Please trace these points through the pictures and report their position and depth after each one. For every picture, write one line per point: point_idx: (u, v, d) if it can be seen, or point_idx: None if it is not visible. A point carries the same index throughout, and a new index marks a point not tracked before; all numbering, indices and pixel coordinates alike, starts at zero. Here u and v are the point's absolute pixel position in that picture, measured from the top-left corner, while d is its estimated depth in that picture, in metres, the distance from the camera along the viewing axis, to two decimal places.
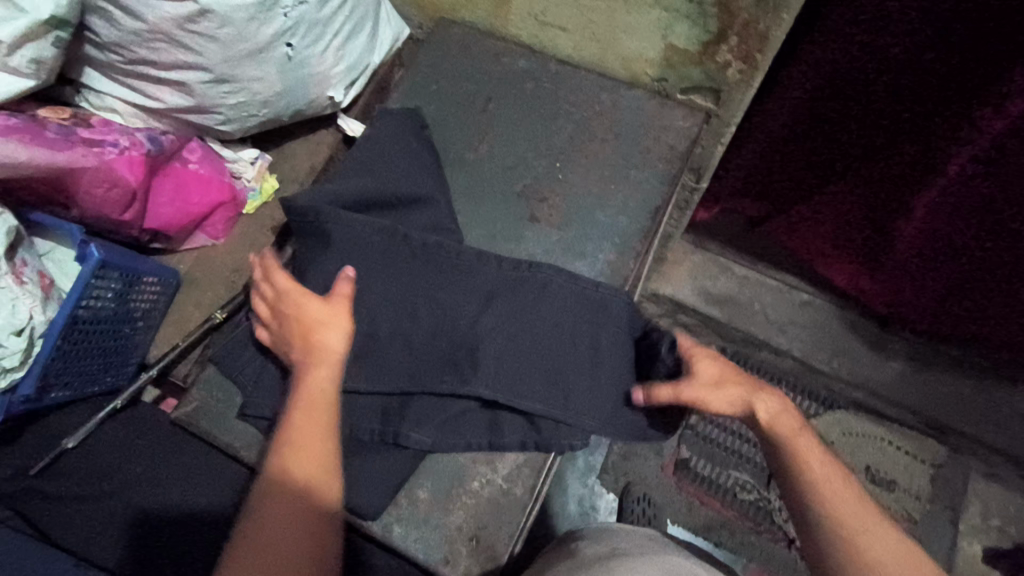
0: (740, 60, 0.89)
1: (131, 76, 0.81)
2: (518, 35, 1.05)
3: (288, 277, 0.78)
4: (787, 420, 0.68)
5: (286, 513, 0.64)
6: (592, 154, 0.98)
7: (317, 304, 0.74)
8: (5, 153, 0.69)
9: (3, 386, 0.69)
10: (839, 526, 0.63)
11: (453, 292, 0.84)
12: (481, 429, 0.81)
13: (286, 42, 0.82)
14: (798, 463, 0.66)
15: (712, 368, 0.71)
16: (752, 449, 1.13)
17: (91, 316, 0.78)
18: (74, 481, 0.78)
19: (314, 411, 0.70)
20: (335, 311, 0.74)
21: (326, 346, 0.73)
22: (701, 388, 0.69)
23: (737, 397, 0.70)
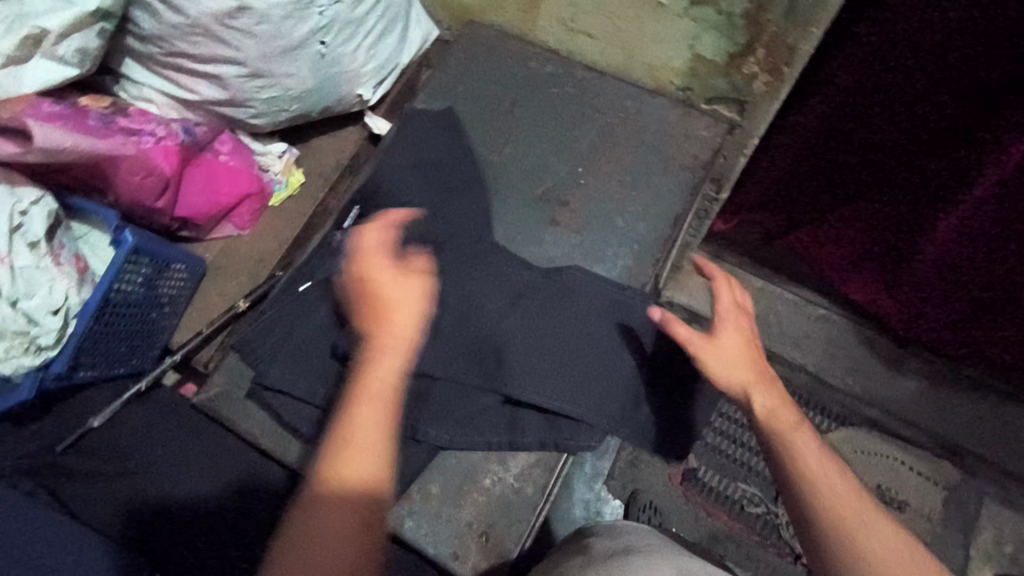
0: (767, 72, 0.90)
1: (169, 68, 0.83)
2: (545, 40, 1.07)
3: (372, 234, 0.65)
4: (786, 415, 0.64)
5: (338, 525, 0.50)
6: (615, 161, 0.98)
7: (391, 276, 0.60)
8: (52, 140, 0.71)
9: (36, 364, 0.71)
10: (840, 532, 0.59)
11: (475, 290, 0.86)
12: (498, 426, 0.82)
13: (320, 40, 0.83)
14: (796, 460, 0.62)
15: (734, 345, 0.68)
16: (761, 462, 1.13)
17: (122, 299, 0.80)
18: (97, 459, 0.79)
19: (371, 398, 0.54)
20: (409, 284, 0.60)
21: (393, 324, 0.58)
22: (715, 347, 0.68)
23: (743, 377, 0.66)
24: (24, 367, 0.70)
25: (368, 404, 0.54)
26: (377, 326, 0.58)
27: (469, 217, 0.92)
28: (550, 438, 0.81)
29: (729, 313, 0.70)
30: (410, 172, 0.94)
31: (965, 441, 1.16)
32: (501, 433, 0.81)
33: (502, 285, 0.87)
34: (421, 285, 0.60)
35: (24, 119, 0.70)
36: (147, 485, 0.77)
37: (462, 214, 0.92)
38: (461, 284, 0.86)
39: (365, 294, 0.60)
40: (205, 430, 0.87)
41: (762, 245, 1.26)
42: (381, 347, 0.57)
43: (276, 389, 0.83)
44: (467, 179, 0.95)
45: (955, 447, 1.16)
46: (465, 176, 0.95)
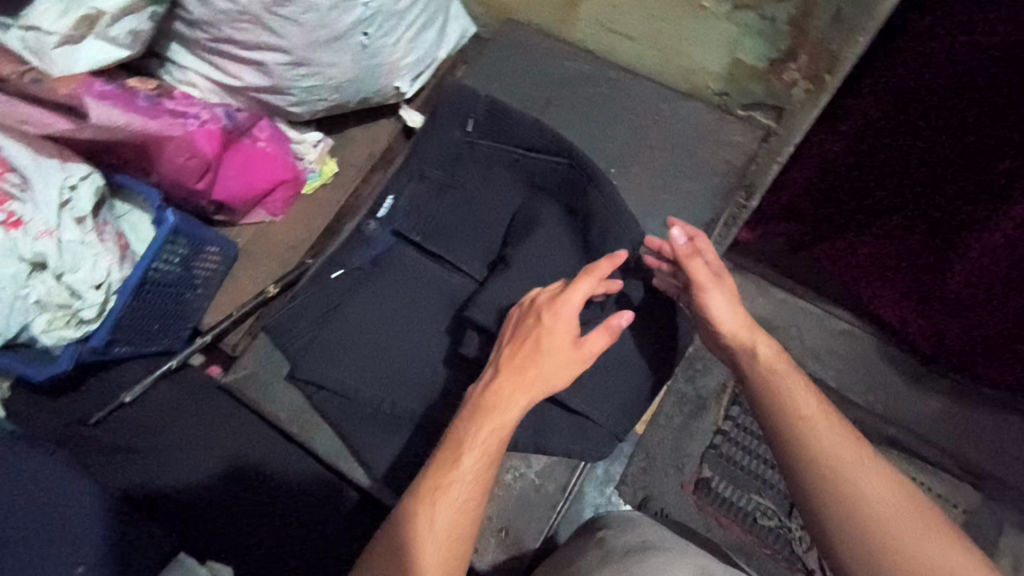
0: (808, 79, 0.89)
1: (214, 53, 0.85)
2: (581, 40, 1.07)
3: (573, 301, 0.62)
4: (784, 361, 0.69)
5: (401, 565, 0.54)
6: (647, 163, 0.98)
7: (563, 334, 0.61)
8: (106, 117, 0.74)
9: (78, 335, 0.75)
10: (828, 464, 0.62)
11: (508, 287, 0.82)
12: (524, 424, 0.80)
13: (363, 31, 0.84)
14: (787, 399, 0.66)
15: (729, 288, 0.73)
16: (774, 474, 1.06)
17: (160, 279, 0.83)
18: (124, 434, 0.81)
19: (490, 447, 0.58)
20: (572, 352, 0.61)
21: (538, 381, 0.60)
22: (721, 295, 0.72)
23: (743, 323, 0.71)
24: (66, 338, 0.74)
25: (485, 453, 0.58)
26: (525, 374, 0.60)
27: (501, 215, 0.92)
28: (575, 440, 0.80)
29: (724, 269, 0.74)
30: (444, 166, 0.93)
31: (987, 464, 1.10)
32: (525, 430, 0.80)
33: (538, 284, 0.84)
34: (584, 355, 0.61)
35: (81, 97, 0.73)
36: (160, 470, 0.77)
37: (495, 212, 0.92)
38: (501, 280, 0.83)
39: (531, 333, 0.62)
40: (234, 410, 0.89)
41: (786, 255, 1.18)
42: (519, 400, 0.59)
43: (306, 370, 0.85)
44: (502, 174, 0.93)
45: (977, 470, 1.11)
46: (498, 168, 0.93)
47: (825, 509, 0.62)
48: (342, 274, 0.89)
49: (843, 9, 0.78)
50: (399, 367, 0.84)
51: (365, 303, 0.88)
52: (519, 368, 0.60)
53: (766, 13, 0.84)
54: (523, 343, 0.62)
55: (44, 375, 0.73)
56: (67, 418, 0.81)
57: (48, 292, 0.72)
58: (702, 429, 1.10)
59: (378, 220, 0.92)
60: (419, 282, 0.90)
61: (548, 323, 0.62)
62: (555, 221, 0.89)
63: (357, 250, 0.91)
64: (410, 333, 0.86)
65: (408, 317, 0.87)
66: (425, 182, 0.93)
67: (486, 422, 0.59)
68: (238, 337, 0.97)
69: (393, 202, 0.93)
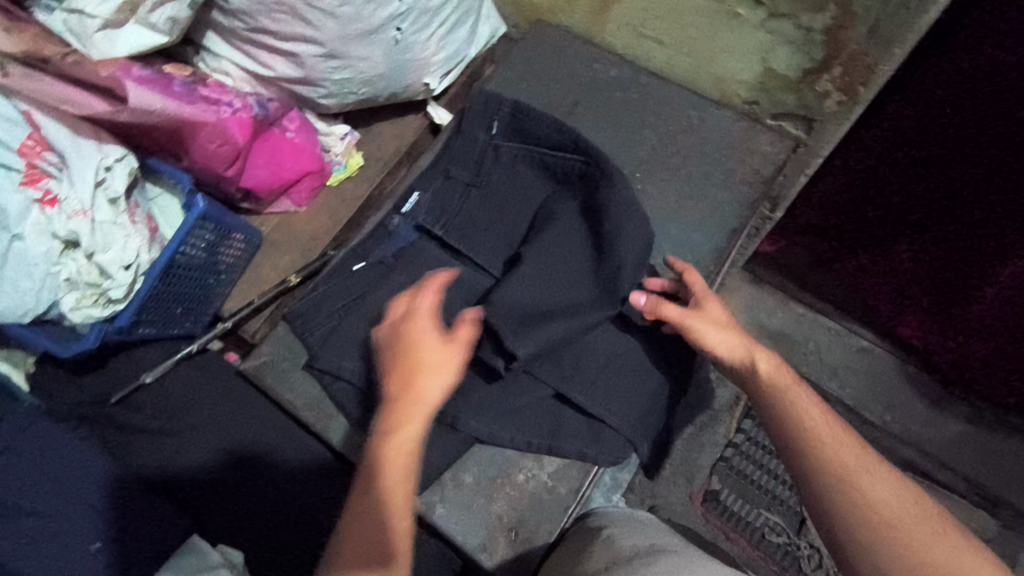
0: (841, 90, 0.88)
1: (249, 43, 0.85)
2: (612, 44, 1.06)
3: (427, 305, 0.60)
4: (785, 373, 0.65)
5: None
6: (673, 169, 0.97)
7: (432, 341, 0.58)
8: (144, 101, 0.76)
9: (105, 315, 0.77)
10: (838, 475, 0.59)
11: (532, 284, 0.81)
12: (542, 424, 0.81)
13: (396, 26, 0.85)
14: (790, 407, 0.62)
15: (722, 313, 0.70)
16: (787, 491, 1.04)
17: (185, 262, 0.84)
18: (146, 415, 0.87)
19: (399, 471, 0.54)
20: (447, 359, 0.57)
21: (427, 397, 0.56)
22: (706, 322, 0.69)
23: (741, 346, 0.67)
24: (93, 317, 0.76)
25: (392, 476, 0.54)
26: (408, 395, 0.56)
27: (523, 211, 0.91)
28: (590, 445, 0.80)
29: (710, 293, 0.73)
30: (468, 163, 0.93)
31: (1005, 489, 1.08)
32: (543, 433, 0.81)
33: (563, 284, 0.82)
34: (457, 357, 0.58)
35: (120, 81, 0.75)
36: (175, 452, 0.86)
37: (518, 211, 0.91)
38: (520, 275, 0.82)
39: (402, 352, 0.58)
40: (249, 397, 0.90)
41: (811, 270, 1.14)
42: (404, 422, 0.55)
43: (322, 361, 0.84)
44: (526, 172, 0.92)
45: (995, 497, 1.08)
46: (522, 170, 0.92)
47: (838, 523, 0.58)
48: (364, 266, 0.90)
49: (880, 20, 0.77)
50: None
51: (385, 297, 0.87)
52: (398, 392, 0.56)
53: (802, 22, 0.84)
54: (395, 365, 0.57)
55: (70, 352, 0.77)
56: (88, 395, 0.88)
57: (80, 270, 0.75)
58: (714, 441, 1.08)
59: (401, 215, 0.94)
60: (440, 277, 0.89)
61: (411, 342, 0.58)
62: (573, 218, 0.86)
63: (381, 243, 0.92)
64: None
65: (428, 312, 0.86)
66: (449, 179, 0.93)
67: (380, 454, 0.54)
68: (257, 325, 0.96)
69: (417, 197, 0.94)
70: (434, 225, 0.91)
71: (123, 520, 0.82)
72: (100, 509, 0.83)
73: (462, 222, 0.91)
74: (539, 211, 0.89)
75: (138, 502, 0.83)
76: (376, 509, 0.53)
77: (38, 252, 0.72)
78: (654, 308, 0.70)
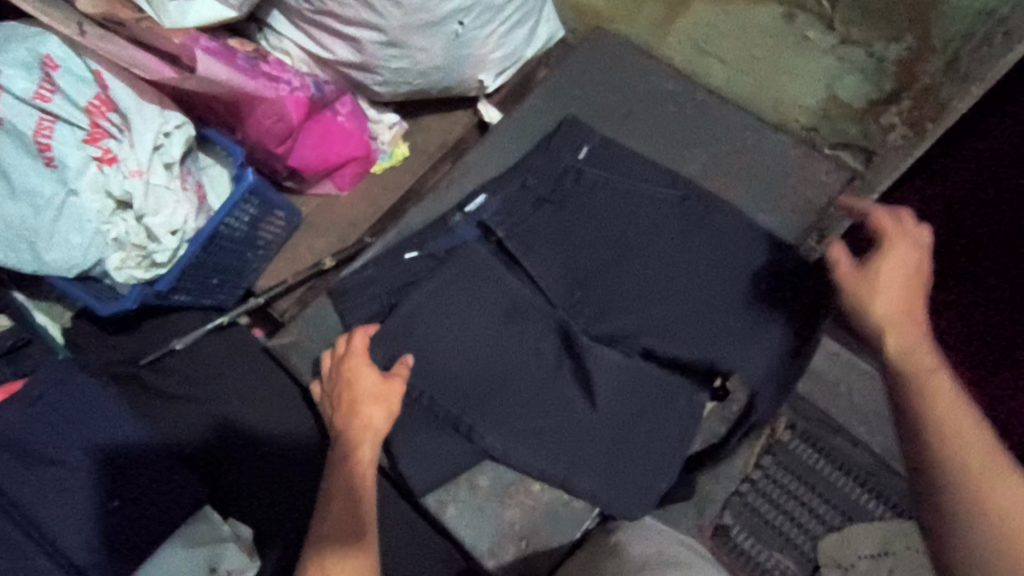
0: (907, 125, 0.86)
1: (313, 24, 0.86)
2: (672, 56, 1.04)
3: (364, 341, 0.79)
4: (927, 353, 0.56)
5: None
6: (723, 190, 0.95)
7: (372, 377, 0.76)
8: (208, 71, 0.76)
9: (146, 277, 0.79)
10: (968, 473, 0.50)
11: (696, 288, 0.85)
12: (565, 444, 0.79)
13: (458, 20, 0.85)
14: (914, 360, 0.56)
15: (895, 269, 0.62)
16: (803, 536, 0.99)
17: (227, 234, 0.85)
18: (172, 380, 0.88)
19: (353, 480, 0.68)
20: (386, 391, 0.75)
21: (373, 420, 0.73)
22: (858, 276, 0.63)
23: (890, 305, 0.60)
24: (136, 279, 0.78)
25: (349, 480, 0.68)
26: (357, 420, 0.73)
27: (607, 227, 0.88)
28: (604, 486, 0.78)
29: (897, 239, 0.63)
30: (549, 179, 0.91)
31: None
32: (564, 454, 0.78)
33: (725, 291, 0.84)
34: (397, 391, 0.76)
35: (189, 50, 0.75)
36: (194, 420, 0.86)
37: (591, 219, 0.89)
38: (673, 277, 0.85)
39: (346, 389, 0.76)
40: (270, 372, 0.90)
41: None
42: (357, 440, 0.72)
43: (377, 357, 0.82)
44: (594, 178, 0.91)
45: None
46: (597, 191, 0.90)
47: (963, 538, 0.49)
48: (416, 255, 0.89)
49: (961, 55, 0.76)
50: (455, 366, 0.82)
51: (430, 295, 0.85)
52: (349, 418, 0.73)
53: (875, 52, 0.83)
54: (342, 401, 0.75)
55: (109, 310, 0.78)
56: (122, 354, 0.90)
57: (128, 231, 0.77)
58: (729, 473, 1.03)
59: (463, 213, 0.91)
60: (484, 283, 0.85)
61: (355, 380, 0.76)
62: (679, 226, 0.88)
63: (438, 239, 0.90)
64: (471, 334, 0.84)
65: (470, 317, 0.84)
66: (524, 189, 0.91)
67: (339, 465, 0.70)
68: (286, 305, 0.97)
69: (483, 199, 0.92)
70: (497, 226, 0.88)
71: (132, 489, 0.79)
72: (106, 477, 0.78)
73: (528, 227, 0.89)
74: (632, 225, 0.88)
75: (149, 472, 0.80)
76: (340, 498, 0.66)
77: (93, 209, 0.75)
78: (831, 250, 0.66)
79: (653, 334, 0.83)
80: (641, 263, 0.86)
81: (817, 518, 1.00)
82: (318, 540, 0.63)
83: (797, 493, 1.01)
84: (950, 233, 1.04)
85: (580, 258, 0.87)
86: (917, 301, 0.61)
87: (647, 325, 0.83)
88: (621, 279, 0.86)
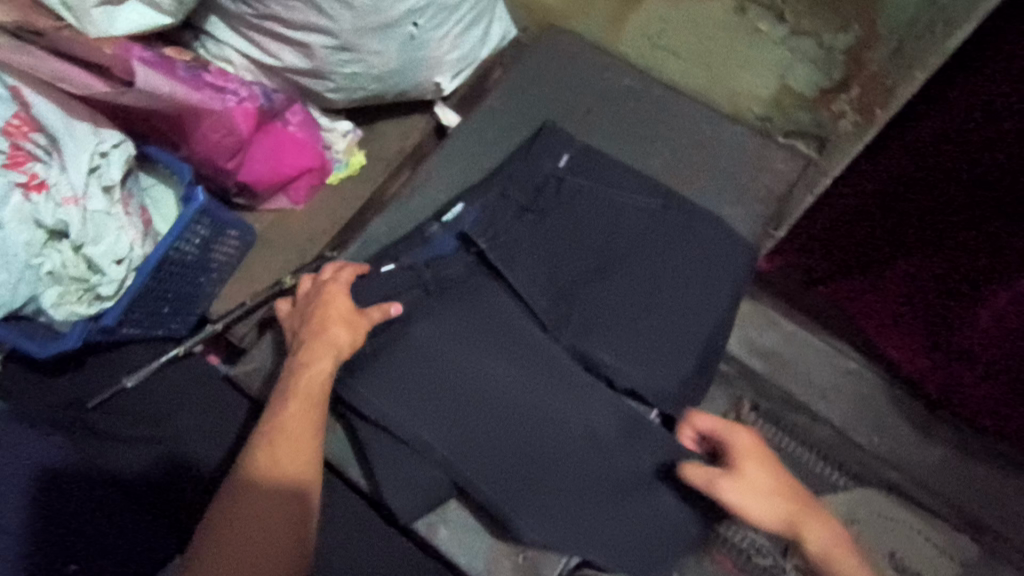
0: (856, 111, 0.89)
1: (256, 30, 0.81)
2: (627, 53, 1.05)
3: (346, 274, 0.82)
4: (833, 545, 0.71)
5: (264, 507, 0.64)
6: (688, 183, 0.96)
7: (342, 301, 0.78)
8: (155, 84, 0.70)
9: (90, 313, 0.71)
10: None
11: (665, 298, 0.85)
12: (600, 525, 0.75)
13: (413, 21, 0.82)
14: (827, 556, 0.71)
15: (759, 470, 0.73)
16: None
17: (177, 259, 0.79)
18: (122, 421, 0.79)
19: (306, 401, 0.71)
20: (356, 319, 0.77)
21: (335, 337, 0.75)
22: (739, 485, 0.72)
23: (779, 510, 0.72)
24: (77, 314, 0.70)
25: (303, 398, 0.71)
26: (321, 338, 0.74)
27: (587, 236, 0.88)
28: (624, 565, 0.74)
29: (740, 441, 0.75)
30: (528, 187, 0.90)
31: (988, 518, 1.06)
32: (600, 538, 0.74)
33: (690, 301, 0.85)
34: (365, 325, 0.78)
35: (123, 61, 0.69)
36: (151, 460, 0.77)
37: (566, 230, 0.88)
38: (646, 287, 0.86)
39: (318, 310, 0.77)
40: (234, 404, 0.82)
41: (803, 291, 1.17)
42: (317, 353, 0.74)
43: (370, 395, 0.77)
44: (572, 185, 0.91)
45: (977, 521, 1.07)
46: (568, 193, 0.91)
47: None
48: (393, 268, 0.84)
49: (905, 42, 0.78)
50: (465, 421, 0.78)
51: (417, 320, 0.82)
52: (316, 333, 0.75)
53: (824, 41, 0.83)
54: (311, 320, 0.77)
55: (48, 353, 0.68)
56: (63, 398, 0.80)
57: (65, 263, 0.69)
58: None
59: (441, 223, 0.88)
60: (521, 344, 0.82)
61: (329, 302, 0.78)
62: (659, 234, 0.89)
63: (416, 249, 0.87)
64: (500, 394, 0.79)
65: (499, 377, 0.80)
66: (505, 198, 0.89)
67: (295, 377, 0.73)
68: (246, 328, 0.88)
69: (461, 208, 0.89)
70: (479, 237, 0.86)
71: (59, 521, 0.71)
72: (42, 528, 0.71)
73: (505, 232, 0.87)
74: (613, 237, 0.89)
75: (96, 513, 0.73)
76: (294, 416, 0.70)
77: (20, 240, 0.66)
78: (682, 468, 0.74)
79: (632, 357, 0.82)
80: (613, 268, 0.87)
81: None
82: (268, 436, 0.68)
83: None
84: (892, 217, 1.02)
85: (564, 267, 0.87)
86: (787, 483, 0.74)
87: (633, 341, 0.82)
88: (606, 290, 0.85)
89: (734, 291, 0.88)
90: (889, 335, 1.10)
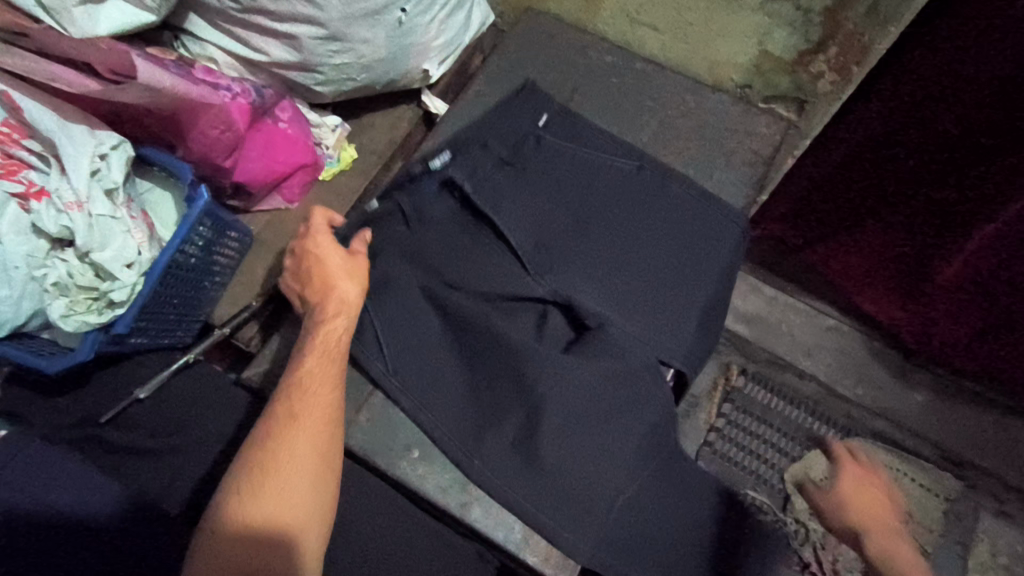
0: (835, 70, 0.89)
1: (241, 25, 0.79)
2: (606, 30, 1.06)
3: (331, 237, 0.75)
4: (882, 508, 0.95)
5: (244, 534, 0.61)
6: (676, 153, 0.99)
7: (339, 255, 0.74)
8: (151, 77, 0.69)
9: (102, 321, 0.68)
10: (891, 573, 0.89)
11: (656, 252, 0.85)
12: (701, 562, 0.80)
13: (400, 7, 0.81)
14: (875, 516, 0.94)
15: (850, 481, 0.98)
16: (769, 471, 1.09)
17: (184, 263, 0.76)
18: (138, 433, 0.78)
19: (309, 403, 0.67)
20: (356, 267, 0.74)
21: (340, 297, 0.72)
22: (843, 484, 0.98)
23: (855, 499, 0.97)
24: (88, 325, 0.68)
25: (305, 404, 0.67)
26: (330, 297, 0.72)
27: (585, 207, 0.88)
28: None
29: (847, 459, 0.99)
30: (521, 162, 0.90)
31: (970, 453, 1.12)
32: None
33: (688, 258, 0.86)
34: (365, 264, 0.74)
35: (124, 58, 0.68)
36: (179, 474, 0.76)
37: (544, 188, 0.87)
38: (640, 248, 0.85)
39: (313, 266, 0.74)
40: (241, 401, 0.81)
41: (778, 256, 1.20)
42: (330, 317, 0.72)
43: (395, 384, 0.78)
44: (561, 162, 0.90)
45: (959, 459, 1.12)
46: (555, 162, 0.90)
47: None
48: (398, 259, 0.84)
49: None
50: (551, 483, 0.74)
51: (428, 306, 0.82)
52: (322, 293, 0.73)
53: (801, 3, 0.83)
54: (312, 280, 0.74)
55: (59, 366, 0.66)
56: (74, 414, 0.78)
57: (70, 271, 0.67)
58: (696, 426, 1.13)
59: (427, 165, 0.86)
60: (613, 400, 0.76)
61: (322, 258, 0.74)
62: (637, 191, 0.89)
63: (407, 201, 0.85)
64: (590, 464, 0.74)
65: (590, 449, 0.75)
66: (485, 150, 0.88)
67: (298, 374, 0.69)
68: (253, 331, 0.88)
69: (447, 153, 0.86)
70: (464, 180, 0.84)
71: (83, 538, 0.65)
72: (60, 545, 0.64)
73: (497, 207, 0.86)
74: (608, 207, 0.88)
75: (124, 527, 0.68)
76: (298, 424, 0.66)
77: (21, 252, 0.65)
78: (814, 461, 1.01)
79: (641, 316, 0.81)
80: (590, 220, 0.86)
81: (780, 452, 1.11)
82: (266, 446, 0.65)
83: (760, 433, 1.12)
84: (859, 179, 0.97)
85: (547, 218, 0.86)
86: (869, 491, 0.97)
87: (638, 302, 0.82)
88: (588, 243, 0.85)
89: (732, 253, 0.89)
90: (870, 287, 1.12)
